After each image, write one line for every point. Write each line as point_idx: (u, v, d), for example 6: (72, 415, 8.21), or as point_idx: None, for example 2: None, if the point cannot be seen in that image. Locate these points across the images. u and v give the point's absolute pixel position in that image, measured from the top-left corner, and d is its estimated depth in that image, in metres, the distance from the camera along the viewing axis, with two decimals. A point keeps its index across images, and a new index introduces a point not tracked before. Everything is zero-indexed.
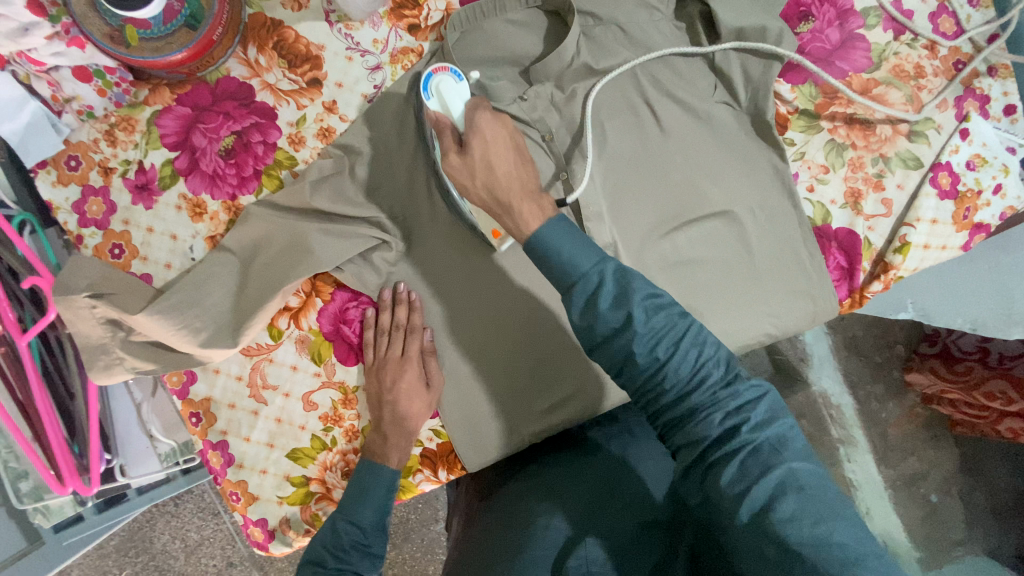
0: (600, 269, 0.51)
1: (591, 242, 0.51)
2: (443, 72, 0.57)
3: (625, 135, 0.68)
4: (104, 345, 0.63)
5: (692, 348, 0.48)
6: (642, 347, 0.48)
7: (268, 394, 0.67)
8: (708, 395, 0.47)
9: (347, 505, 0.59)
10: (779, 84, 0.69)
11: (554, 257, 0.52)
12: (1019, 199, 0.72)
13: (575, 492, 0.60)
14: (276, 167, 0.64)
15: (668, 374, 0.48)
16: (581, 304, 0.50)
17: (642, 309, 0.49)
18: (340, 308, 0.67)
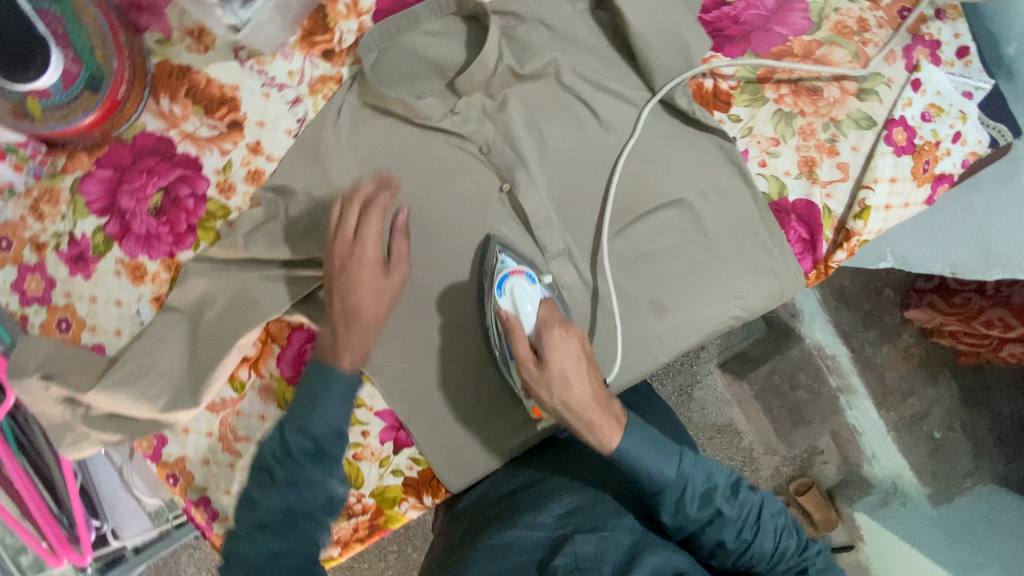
0: (684, 473, 0.53)
1: (672, 444, 0.53)
2: (518, 275, 0.60)
3: (565, 134, 0.66)
4: (67, 423, 0.62)
5: (771, 526, 0.53)
6: (732, 539, 0.52)
7: (240, 446, 0.67)
8: (792, 565, 0.52)
9: (297, 409, 0.52)
10: (717, 59, 0.67)
11: (644, 470, 0.52)
12: (980, 143, 0.69)
13: (560, 496, 0.57)
14: (209, 218, 0.63)
15: (757, 555, 0.52)
16: (672, 504, 0.52)
17: (726, 501, 0.53)
18: (298, 351, 0.66)
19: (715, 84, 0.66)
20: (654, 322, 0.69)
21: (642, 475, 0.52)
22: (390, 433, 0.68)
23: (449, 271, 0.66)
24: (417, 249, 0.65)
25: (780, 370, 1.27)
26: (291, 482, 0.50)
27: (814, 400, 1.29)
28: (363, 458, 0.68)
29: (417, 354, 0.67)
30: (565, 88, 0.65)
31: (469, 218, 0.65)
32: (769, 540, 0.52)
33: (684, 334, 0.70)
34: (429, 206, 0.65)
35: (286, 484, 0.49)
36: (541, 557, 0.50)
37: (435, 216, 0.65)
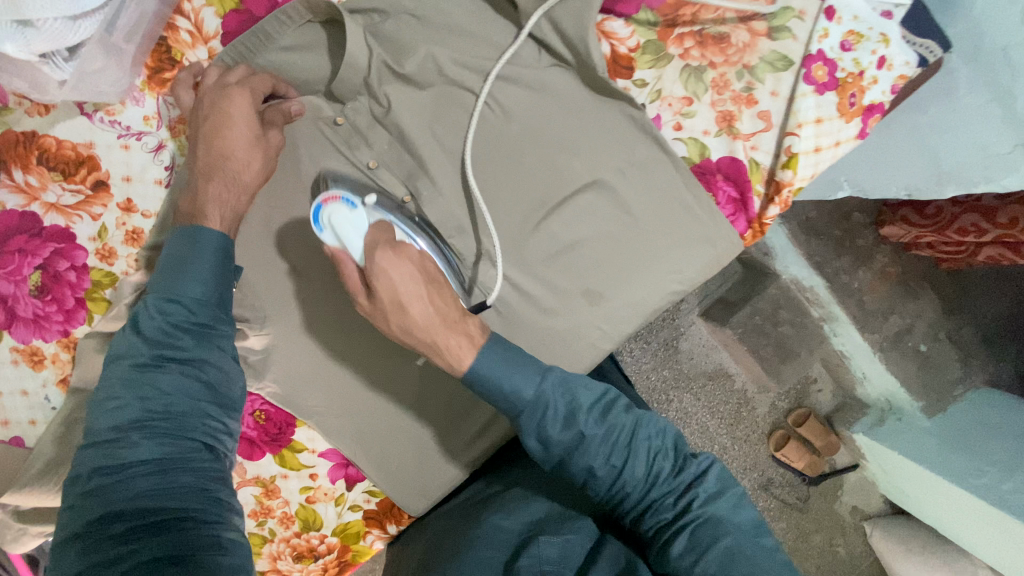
0: (542, 389, 0.51)
1: (534, 364, 0.51)
2: (334, 203, 0.52)
3: (460, 131, 0.60)
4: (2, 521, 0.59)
5: (646, 448, 0.52)
6: (600, 464, 0.51)
7: None
8: (665, 489, 0.51)
9: (164, 280, 0.47)
10: (611, 21, 0.61)
11: (499, 391, 0.51)
12: (907, 64, 0.64)
13: (535, 503, 0.57)
14: (97, 288, 0.59)
15: (627, 481, 0.51)
16: (536, 434, 0.51)
17: (591, 422, 0.51)
18: None
19: (613, 49, 0.61)
20: (589, 312, 0.65)
21: (507, 407, 0.51)
22: (339, 470, 0.67)
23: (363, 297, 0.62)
24: (326, 283, 0.61)
25: (760, 310, 1.24)
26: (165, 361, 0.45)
27: (799, 334, 1.25)
28: (317, 500, 0.66)
29: (347, 388, 0.64)
30: (452, 79, 0.59)
31: None
32: (641, 467, 0.51)
33: (626, 320, 0.66)
34: (329, 233, 0.60)
35: (147, 376, 0.44)
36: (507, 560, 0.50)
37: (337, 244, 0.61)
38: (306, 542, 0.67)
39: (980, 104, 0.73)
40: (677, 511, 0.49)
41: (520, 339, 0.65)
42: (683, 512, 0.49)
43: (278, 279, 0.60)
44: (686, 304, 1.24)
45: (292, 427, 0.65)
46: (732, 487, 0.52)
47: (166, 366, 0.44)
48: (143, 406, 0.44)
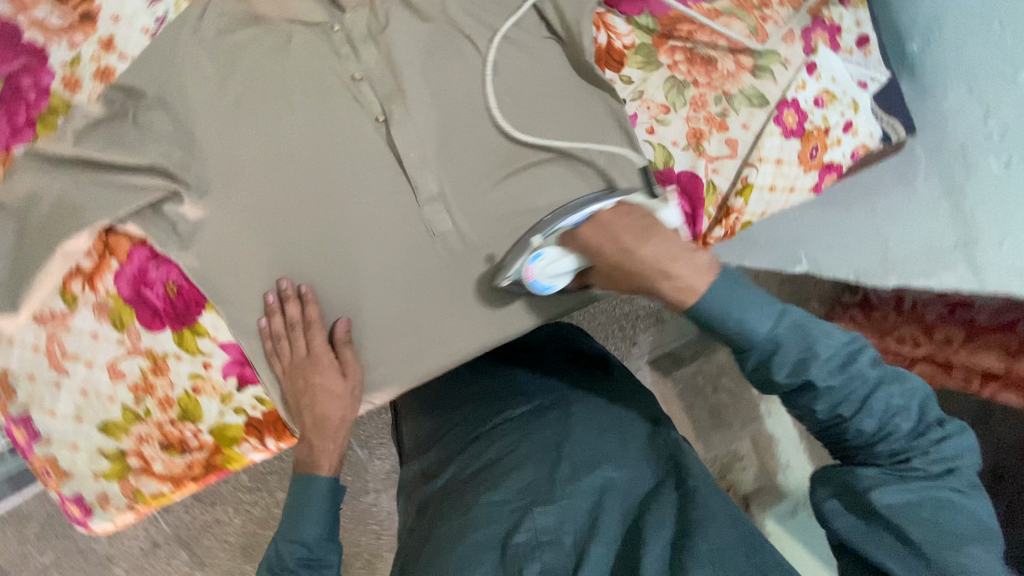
0: (775, 335, 0.44)
1: (771, 302, 0.45)
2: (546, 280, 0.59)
3: (447, 70, 0.63)
4: None
5: (882, 406, 0.44)
6: (869, 421, 0.44)
7: (68, 364, 0.63)
8: (896, 445, 0.44)
9: (288, 525, 0.57)
10: (613, 15, 0.65)
11: (732, 324, 0.45)
12: (870, 135, 0.69)
13: (519, 473, 0.58)
14: (51, 113, 0.58)
15: (849, 430, 0.45)
16: (754, 366, 0.46)
17: (829, 373, 0.44)
18: (139, 269, 0.61)
19: (609, 41, 0.64)
20: None
21: (721, 321, 0.46)
22: (234, 367, 0.65)
23: (311, 200, 0.63)
24: (280, 175, 0.62)
25: (704, 371, 1.23)
26: None
27: (737, 406, 1.23)
28: (204, 392, 0.64)
29: (267, 284, 0.63)
30: (451, 22, 0.62)
31: (337, 146, 0.62)
32: (871, 419, 0.44)
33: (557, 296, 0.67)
34: (297, 130, 0.62)
35: None
36: (506, 531, 0.53)
37: (300, 142, 0.62)
38: (178, 432, 0.65)
39: (931, 197, 0.76)
40: (897, 471, 0.44)
41: (451, 285, 0.66)
42: (898, 472, 0.44)
43: (232, 157, 0.60)
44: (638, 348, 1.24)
45: (200, 309, 0.63)
46: (960, 455, 0.44)
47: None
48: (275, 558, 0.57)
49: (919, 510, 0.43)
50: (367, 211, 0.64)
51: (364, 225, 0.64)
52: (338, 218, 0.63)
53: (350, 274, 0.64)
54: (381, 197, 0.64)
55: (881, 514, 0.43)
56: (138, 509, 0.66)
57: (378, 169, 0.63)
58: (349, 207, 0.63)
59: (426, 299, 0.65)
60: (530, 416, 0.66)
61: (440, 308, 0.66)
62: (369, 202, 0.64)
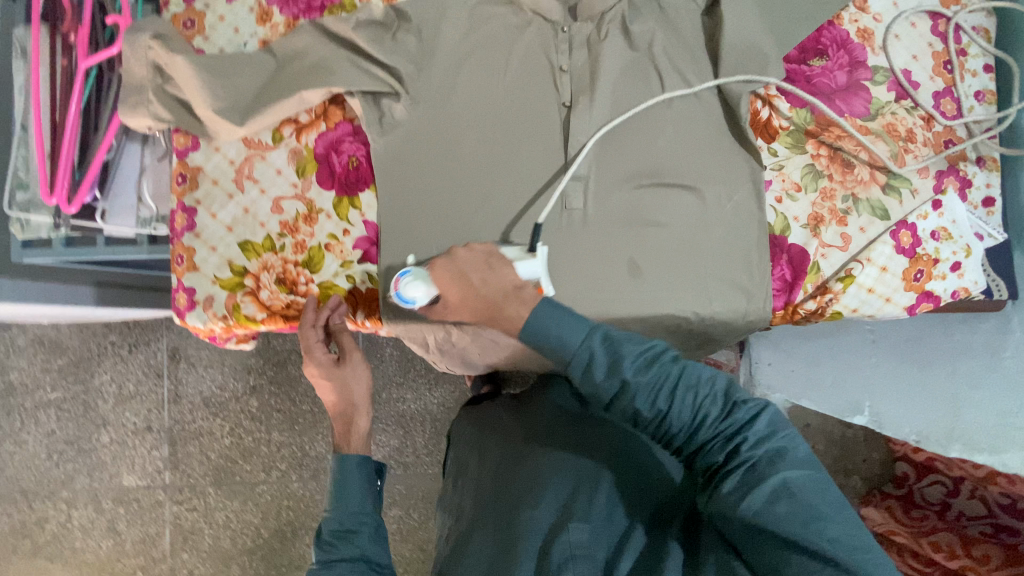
0: (589, 342, 0.54)
1: (582, 316, 0.55)
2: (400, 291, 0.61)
3: (633, 91, 0.76)
4: (141, 86, 0.73)
5: (687, 393, 0.52)
6: (685, 410, 0.52)
7: (247, 185, 0.75)
8: (710, 429, 0.52)
9: (331, 502, 0.65)
10: (780, 100, 0.76)
11: (555, 339, 0.55)
12: (974, 284, 0.74)
13: (558, 486, 0.66)
14: (338, 8, 0.75)
15: (672, 422, 0.52)
16: (583, 376, 0.54)
17: (634, 369, 0.53)
18: (338, 137, 0.75)
19: (768, 117, 0.76)
20: (625, 278, 0.75)
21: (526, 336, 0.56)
22: (365, 243, 0.75)
23: (486, 142, 0.76)
24: (471, 116, 0.75)
25: None
26: (331, 562, 0.61)
27: None
28: (332, 251, 0.74)
29: (420, 190, 0.75)
30: (651, 58, 0.75)
31: (525, 112, 0.76)
32: (661, 396, 0.52)
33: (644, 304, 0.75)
34: (498, 89, 0.76)
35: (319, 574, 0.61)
36: (545, 545, 0.60)
37: (497, 98, 0.76)
38: (295, 273, 0.74)
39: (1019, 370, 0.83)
40: (725, 448, 0.51)
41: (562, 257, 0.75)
42: (745, 468, 0.50)
43: (447, 86, 0.75)
44: None
45: (364, 186, 0.75)
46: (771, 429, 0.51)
47: (340, 541, 0.63)
48: (319, 540, 0.64)
49: (778, 507, 0.47)
50: (523, 168, 0.76)
51: (517, 177, 0.75)
52: (499, 163, 0.75)
53: (487, 211, 0.75)
54: (539, 162, 0.76)
55: (753, 523, 0.47)
56: (227, 324, 0.75)
57: (547, 140, 0.76)
58: (511, 158, 0.76)
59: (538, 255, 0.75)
60: (577, 432, 0.73)
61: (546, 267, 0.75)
62: (529, 161, 0.76)
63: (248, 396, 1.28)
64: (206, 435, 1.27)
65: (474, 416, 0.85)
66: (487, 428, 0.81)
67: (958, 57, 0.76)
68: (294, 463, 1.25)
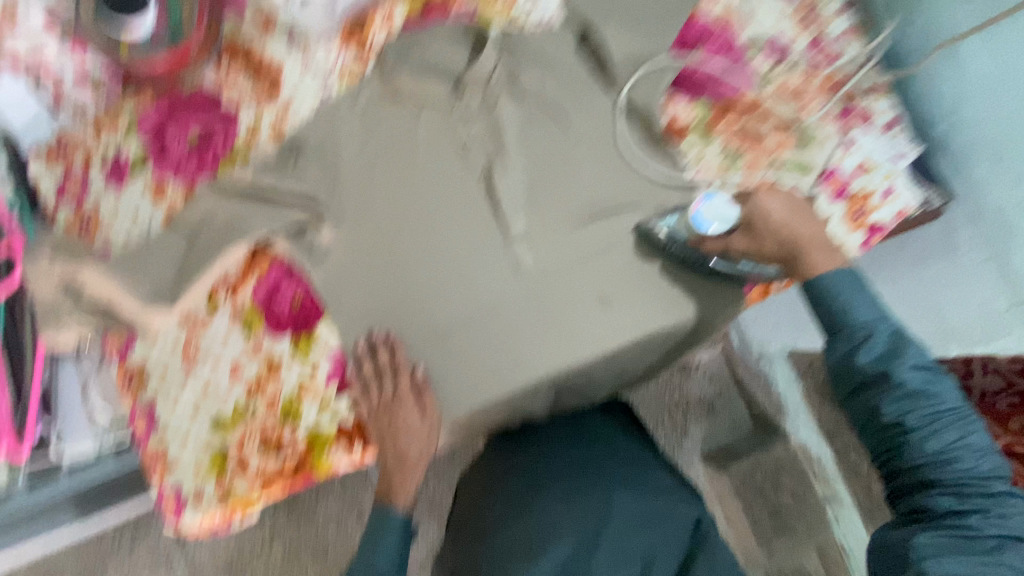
0: (882, 326, 0.62)
1: (880, 306, 0.63)
2: (705, 205, 0.71)
3: (542, 139, 0.77)
4: (54, 306, 0.68)
5: (945, 440, 0.58)
6: (933, 442, 0.58)
7: (200, 360, 0.72)
8: (955, 471, 0.58)
9: (365, 551, 0.68)
10: (676, 100, 0.79)
11: (842, 318, 0.64)
12: (911, 202, 0.77)
13: (561, 542, 0.72)
14: (231, 157, 0.74)
15: (914, 443, 0.59)
16: (845, 348, 0.63)
17: (908, 374, 0.59)
18: (274, 283, 0.73)
19: (671, 119, 0.79)
20: (599, 312, 0.75)
21: (836, 325, 0.64)
22: (338, 374, 0.72)
23: (422, 234, 0.75)
24: (398, 215, 0.75)
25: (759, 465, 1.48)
26: None
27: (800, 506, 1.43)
28: (308, 395, 0.71)
29: (372, 303, 0.73)
30: (546, 104, 0.77)
31: (448, 193, 0.76)
32: (965, 456, 0.58)
33: (627, 330, 0.75)
34: (415, 181, 0.76)
35: None
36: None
37: (418, 189, 0.76)
38: (279, 431, 0.71)
39: (977, 262, 0.82)
40: (955, 493, 0.58)
41: (534, 314, 0.75)
42: (959, 530, 0.57)
43: (365, 195, 0.74)
44: (688, 440, 1.60)
45: (317, 320, 0.73)
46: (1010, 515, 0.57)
47: None
48: None
49: (947, 560, 0.57)
50: (465, 245, 0.76)
51: (462, 256, 0.75)
52: (440, 249, 0.75)
53: (446, 298, 0.74)
54: (478, 233, 0.76)
55: (924, 555, 0.58)
56: (227, 511, 0.70)
57: (478, 212, 0.76)
58: (452, 240, 0.76)
59: (511, 322, 0.74)
60: (594, 473, 0.79)
61: (522, 330, 0.74)
62: (468, 235, 0.76)
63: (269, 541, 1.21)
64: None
65: (489, 455, 0.88)
66: (494, 472, 0.84)
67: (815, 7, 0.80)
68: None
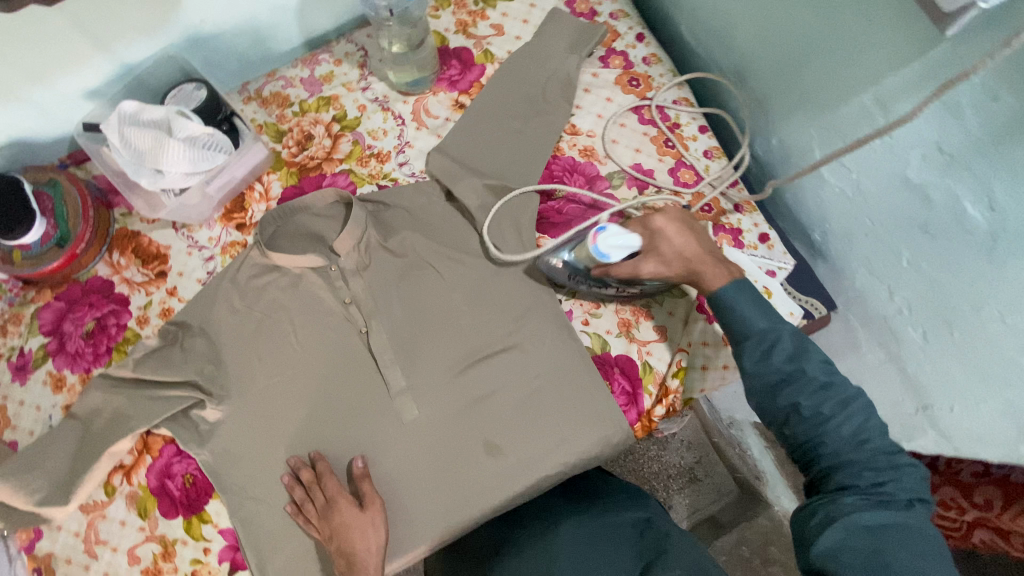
0: (780, 330, 0.59)
1: (775, 310, 0.61)
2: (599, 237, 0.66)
3: (418, 291, 0.79)
4: None
5: (869, 426, 0.55)
6: (847, 425, 0.55)
7: (99, 549, 0.74)
8: (868, 455, 0.54)
9: None
10: (545, 239, 0.80)
11: (738, 317, 0.61)
12: (792, 315, 0.76)
13: None
14: (124, 342, 0.78)
15: (829, 432, 0.55)
16: (756, 351, 0.59)
17: (817, 369, 0.57)
18: (165, 463, 0.75)
19: (543, 258, 0.80)
20: (488, 460, 0.75)
21: (740, 331, 0.61)
22: (230, 552, 0.73)
23: (306, 399, 0.76)
24: (280, 386, 0.77)
25: (746, 539, 1.51)
26: None
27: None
28: None
29: (260, 476, 0.74)
30: (420, 257, 0.80)
31: (330, 354, 0.78)
32: (882, 441, 0.54)
33: (517, 476, 0.75)
34: (298, 346, 0.78)
35: None
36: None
37: (301, 353, 0.78)
38: None
39: (879, 363, 0.80)
40: (874, 478, 0.53)
41: (422, 470, 0.75)
42: (884, 505, 0.52)
43: (250, 368, 0.77)
44: (677, 512, 1.57)
45: (208, 497, 0.74)
46: (924, 492, 0.54)
47: None
48: None
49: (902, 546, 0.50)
50: (350, 407, 0.76)
51: (347, 417, 0.76)
52: (325, 413, 0.76)
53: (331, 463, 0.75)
54: (360, 393, 0.76)
55: (869, 547, 0.50)
56: None
57: (360, 371, 0.77)
58: (336, 403, 0.76)
59: (399, 480, 0.75)
60: (544, 530, 0.79)
61: (413, 488, 0.75)
62: (347, 398, 0.76)
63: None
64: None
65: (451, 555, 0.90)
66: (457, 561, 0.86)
67: (673, 132, 0.83)
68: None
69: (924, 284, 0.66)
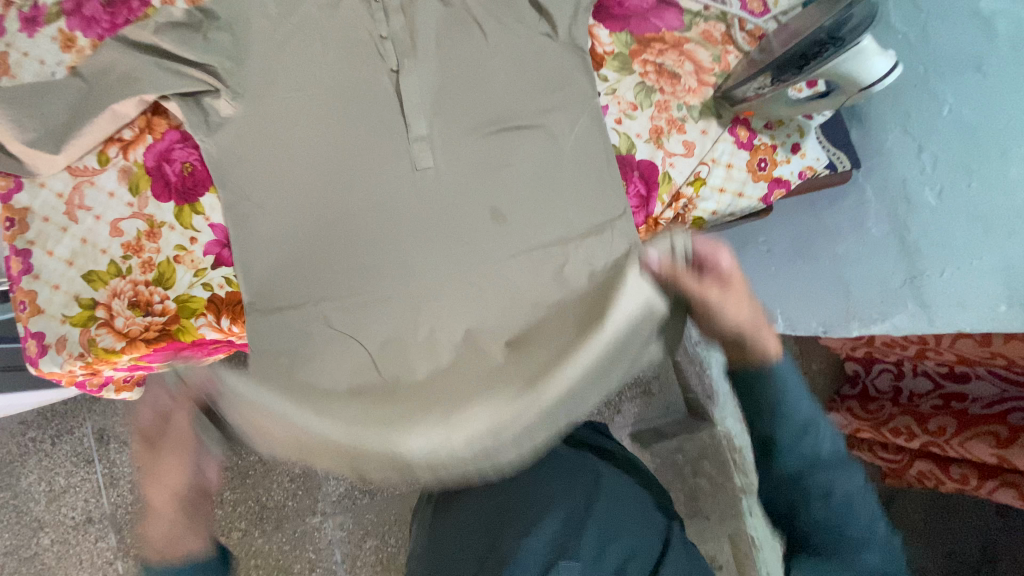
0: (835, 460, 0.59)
1: (812, 394, 0.60)
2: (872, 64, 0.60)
3: (457, 45, 0.76)
4: None
5: (882, 554, 0.58)
6: (868, 553, 0.58)
7: (80, 215, 0.72)
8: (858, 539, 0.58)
9: None
10: (599, 28, 0.78)
11: (785, 392, 0.59)
12: (817, 161, 0.77)
13: (544, 527, 0.66)
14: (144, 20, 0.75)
15: (853, 529, 0.58)
16: (790, 465, 0.59)
17: (835, 465, 0.59)
18: (167, 147, 0.73)
19: (593, 46, 0.78)
20: (493, 228, 0.74)
21: (795, 435, 0.58)
22: (216, 247, 0.73)
23: (323, 122, 0.74)
24: (289, 200, 0.73)
25: (684, 450, 1.46)
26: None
27: (715, 491, 1.42)
28: (182, 263, 0.72)
29: None
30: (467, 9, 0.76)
31: (353, 83, 0.75)
32: (863, 520, 0.58)
33: (517, 248, 0.74)
34: (321, 65, 0.75)
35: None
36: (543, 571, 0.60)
37: (324, 76, 0.75)
38: (148, 293, 0.71)
39: (881, 237, 0.81)
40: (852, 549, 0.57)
41: (426, 218, 0.74)
42: None
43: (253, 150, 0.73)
44: (621, 417, 1.49)
45: (205, 190, 0.73)
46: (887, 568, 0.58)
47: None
48: None
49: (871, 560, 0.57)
50: (382, 247, 0.73)
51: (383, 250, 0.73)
52: (337, 142, 0.74)
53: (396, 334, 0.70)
54: (377, 229, 0.73)
55: None
56: (87, 362, 0.70)
57: (327, 149, 0.74)
58: (345, 133, 0.74)
59: (399, 224, 0.73)
60: (560, 462, 0.75)
61: (406, 228, 0.73)
62: (349, 238, 0.73)
63: (152, 461, 1.18)
64: (95, 518, 1.13)
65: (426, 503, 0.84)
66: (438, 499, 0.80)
67: None
68: (254, 517, 1.19)
69: (956, 136, 0.68)
